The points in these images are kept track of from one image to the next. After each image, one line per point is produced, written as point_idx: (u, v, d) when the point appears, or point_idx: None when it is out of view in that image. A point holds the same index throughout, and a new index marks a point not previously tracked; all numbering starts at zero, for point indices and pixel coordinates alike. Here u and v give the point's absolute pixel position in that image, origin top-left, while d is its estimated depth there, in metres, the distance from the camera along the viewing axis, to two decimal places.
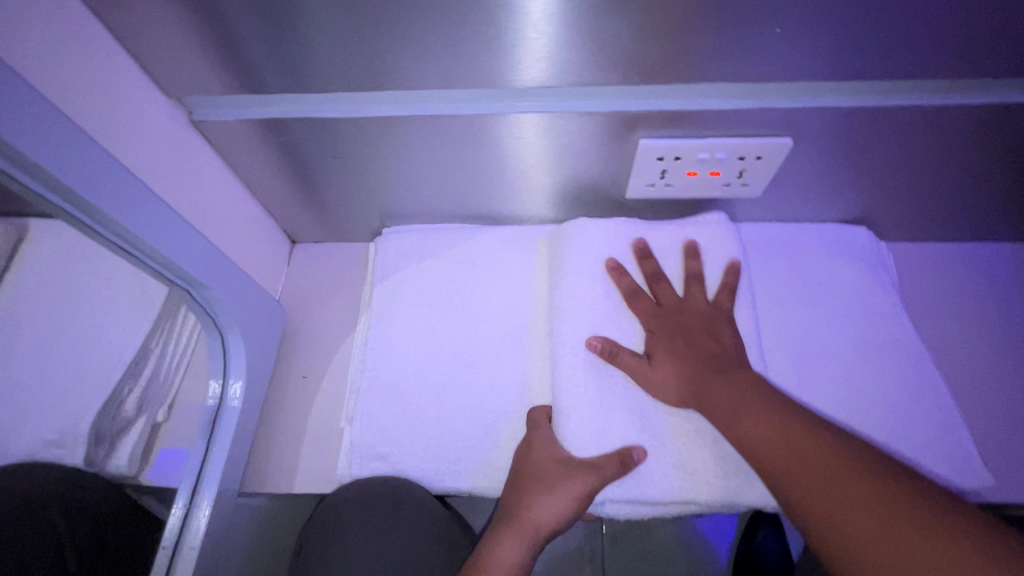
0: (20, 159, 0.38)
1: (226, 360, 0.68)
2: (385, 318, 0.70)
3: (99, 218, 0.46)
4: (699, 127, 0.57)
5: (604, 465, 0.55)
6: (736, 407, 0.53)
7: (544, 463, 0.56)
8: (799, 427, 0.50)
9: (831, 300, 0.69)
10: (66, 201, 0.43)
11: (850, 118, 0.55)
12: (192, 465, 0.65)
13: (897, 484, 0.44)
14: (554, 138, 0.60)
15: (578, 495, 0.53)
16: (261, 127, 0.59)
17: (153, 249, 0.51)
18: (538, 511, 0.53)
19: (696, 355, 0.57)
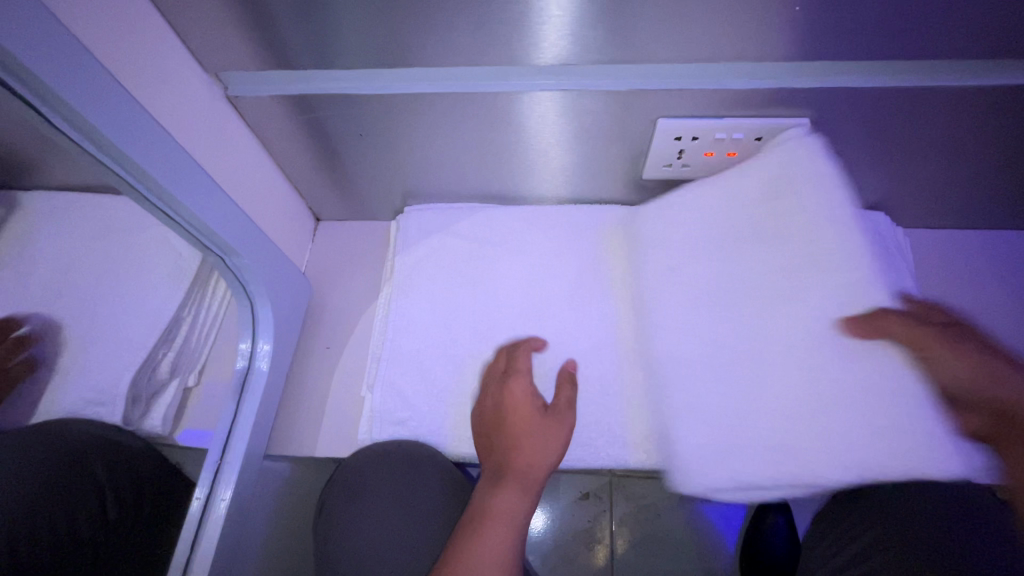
0: (74, 117, 0.41)
1: (254, 324, 0.72)
2: (405, 292, 0.72)
3: (146, 183, 0.49)
4: (718, 107, 0.58)
5: (562, 409, 0.60)
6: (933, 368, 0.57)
7: (520, 410, 0.59)
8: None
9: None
10: (117, 165, 0.46)
11: (868, 99, 0.55)
12: (222, 426, 0.69)
13: None
14: (574, 117, 0.61)
15: (552, 437, 0.58)
16: (294, 103, 0.62)
17: (192, 214, 0.54)
18: (526, 456, 0.56)
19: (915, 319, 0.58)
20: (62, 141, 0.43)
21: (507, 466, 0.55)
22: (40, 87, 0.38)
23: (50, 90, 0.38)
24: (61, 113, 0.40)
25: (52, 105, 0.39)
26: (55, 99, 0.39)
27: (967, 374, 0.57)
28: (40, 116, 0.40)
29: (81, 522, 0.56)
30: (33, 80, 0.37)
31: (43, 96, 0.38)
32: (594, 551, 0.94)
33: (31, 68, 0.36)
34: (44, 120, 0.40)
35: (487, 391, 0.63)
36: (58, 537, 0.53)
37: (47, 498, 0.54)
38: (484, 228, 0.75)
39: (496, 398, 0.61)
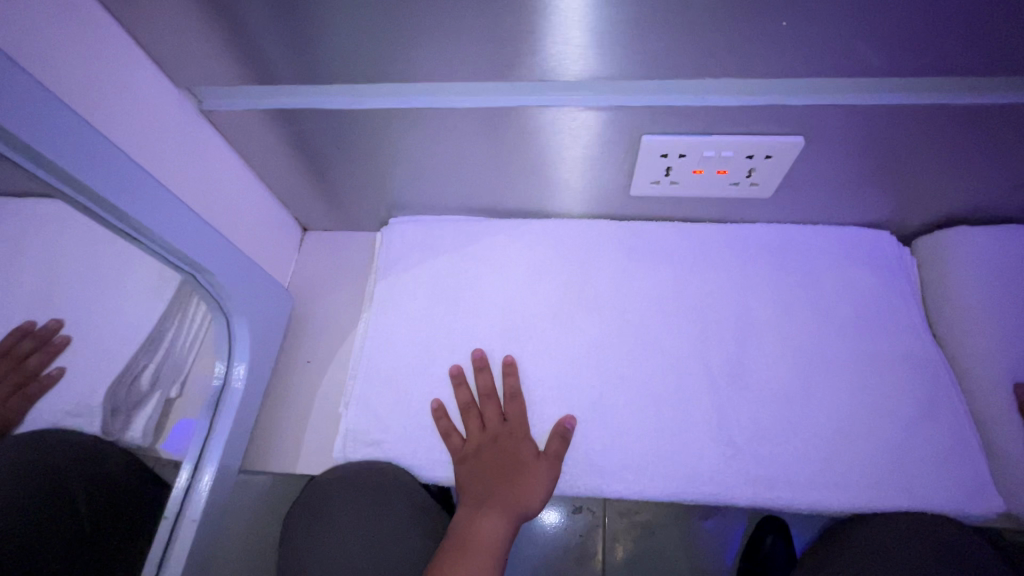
0: (23, 148, 0.39)
1: (231, 343, 0.71)
2: (385, 308, 0.71)
3: (104, 206, 0.48)
4: (704, 123, 0.55)
5: (552, 446, 0.61)
6: None
7: (510, 442, 0.61)
8: None
9: (840, 307, 0.67)
10: (72, 190, 0.45)
11: (866, 117, 0.52)
12: (194, 446, 0.69)
13: None
14: (551, 132, 0.59)
15: (543, 476, 0.59)
16: (266, 117, 0.60)
17: (156, 236, 0.53)
18: (516, 492, 0.59)
19: None
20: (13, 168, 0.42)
21: (490, 497, 0.59)
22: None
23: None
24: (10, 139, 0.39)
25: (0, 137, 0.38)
26: (1, 132, 0.38)
27: None
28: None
29: (60, 536, 0.56)
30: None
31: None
32: (586, 568, 0.92)
33: None
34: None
35: (467, 413, 0.63)
36: (40, 548, 0.53)
37: (31, 508, 0.54)
38: (467, 242, 0.74)
39: (486, 423, 0.63)
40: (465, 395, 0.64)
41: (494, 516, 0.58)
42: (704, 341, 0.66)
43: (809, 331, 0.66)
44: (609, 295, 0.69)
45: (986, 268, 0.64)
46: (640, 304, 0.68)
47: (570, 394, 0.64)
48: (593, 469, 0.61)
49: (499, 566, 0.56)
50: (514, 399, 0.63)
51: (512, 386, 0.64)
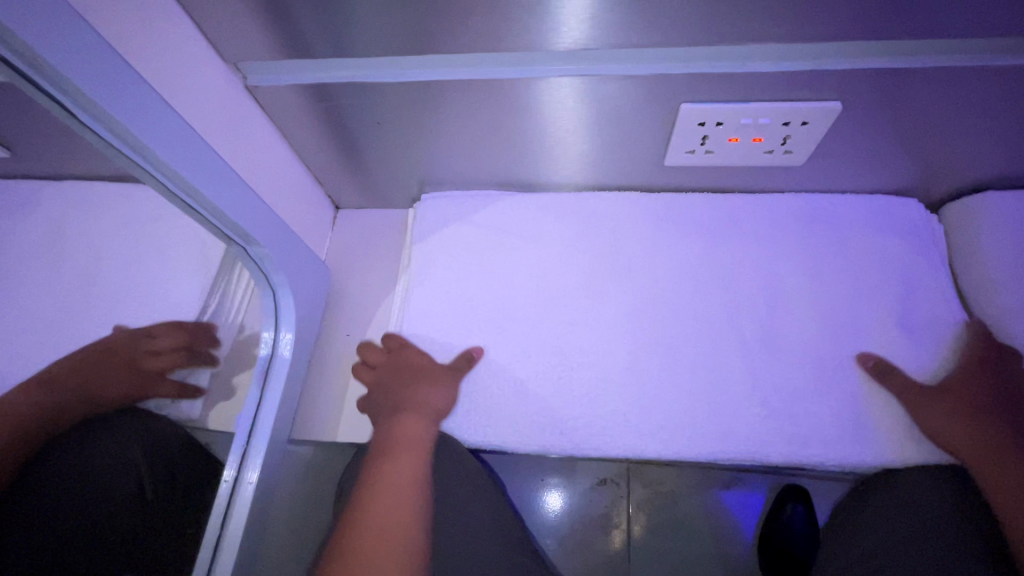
0: (98, 113, 0.41)
1: (276, 314, 0.73)
2: (422, 281, 0.72)
3: (165, 172, 0.49)
4: (743, 90, 0.56)
5: (456, 363, 0.67)
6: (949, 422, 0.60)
7: (404, 364, 0.67)
8: (955, 428, 0.60)
9: (869, 273, 0.68)
10: (137, 156, 0.47)
11: (905, 80, 0.53)
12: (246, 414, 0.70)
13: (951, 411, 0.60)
14: (589, 102, 0.60)
15: (405, 390, 0.66)
16: (308, 92, 0.61)
17: (210, 203, 0.54)
18: (428, 402, 0.65)
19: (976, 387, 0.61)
20: (86, 134, 0.44)
21: (405, 413, 0.64)
22: (64, 83, 0.38)
23: (73, 85, 0.39)
24: (83, 107, 0.41)
25: (78, 102, 0.40)
26: (79, 95, 0.40)
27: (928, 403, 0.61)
28: (68, 112, 0.41)
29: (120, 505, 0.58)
30: (56, 75, 0.38)
31: (64, 90, 0.39)
32: (611, 535, 0.94)
33: (52, 63, 0.37)
34: (71, 115, 0.41)
35: (394, 342, 0.69)
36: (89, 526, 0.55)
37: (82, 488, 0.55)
38: (500, 216, 0.75)
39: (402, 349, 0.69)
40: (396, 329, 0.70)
41: (411, 425, 0.63)
42: (736, 308, 0.68)
43: (840, 296, 0.68)
44: (641, 265, 0.70)
45: (1015, 231, 0.65)
46: (672, 273, 0.70)
47: (607, 360, 0.66)
48: (631, 431, 0.63)
49: (426, 464, 0.62)
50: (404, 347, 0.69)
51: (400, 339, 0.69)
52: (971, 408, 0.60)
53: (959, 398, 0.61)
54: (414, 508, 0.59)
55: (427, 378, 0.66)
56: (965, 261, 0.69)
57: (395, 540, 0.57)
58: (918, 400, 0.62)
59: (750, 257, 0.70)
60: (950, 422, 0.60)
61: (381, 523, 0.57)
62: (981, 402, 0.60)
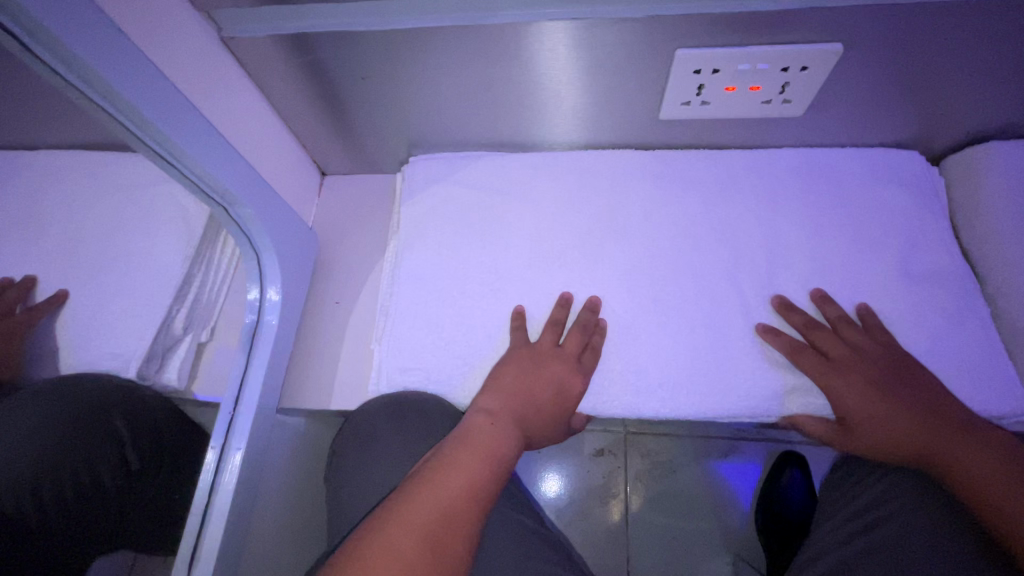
0: (62, 51, 0.38)
1: (261, 277, 0.69)
2: (413, 244, 0.70)
3: (139, 124, 0.46)
4: (744, 32, 0.53)
5: (585, 321, 0.63)
6: (863, 409, 0.58)
7: (564, 372, 0.60)
8: (878, 412, 0.58)
9: (870, 227, 0.67)
10: (107, 105, 0.44)
11: (912, 18, 0.50)
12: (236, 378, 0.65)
13: (866, 395, 0.58)
14: (583, 50, 0.57)
15: (540, 391, 0.59)
16: (288, 44, 0.58)
17: (190, 159, 0.52)
18: (530, 414, 0.58)
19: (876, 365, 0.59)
20: (45, 76, 0.40)
21: (512, 423, 0.56)
22: (21, 14, 0.35)
23: (30, 17, 0.35)
24: (46, 45, 0.38)
25: (38, 38, 0.37)
26: (39, 30, 0.36)
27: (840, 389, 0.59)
28: (27, 48, 0.37)
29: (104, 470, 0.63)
30: (11, 5, 0.34)
31: (22, 23, 0.36)
32: (609, 508, 0.94)
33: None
34: (31, 53, 0.38)
35: (549, 329, 0.63)
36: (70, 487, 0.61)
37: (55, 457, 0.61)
38: (491, 178, 0.73)
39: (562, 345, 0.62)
40: (558, 312, 0.64)
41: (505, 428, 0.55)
42: (736, 266, 0.66)
43: (840, 252, 0.66)
44: (637, 224, 0.69)
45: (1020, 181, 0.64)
46: (669, 231, 0.68)
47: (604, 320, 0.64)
48: (629, 390, 0.62)
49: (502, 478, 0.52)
50: (582, 330, 0.63)
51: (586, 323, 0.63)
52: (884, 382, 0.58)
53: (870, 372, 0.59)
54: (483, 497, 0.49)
55: (563, 381, 0.60)
56: (968, 212, 0.68)
57: (442, 532, 0.44)
58: (829, 377, 0.59)
59: (749, 213, 0.68)
60: (876, 400, 0.58)
61: (446, 490, 0.47)
62: (900, 379, 0.58)
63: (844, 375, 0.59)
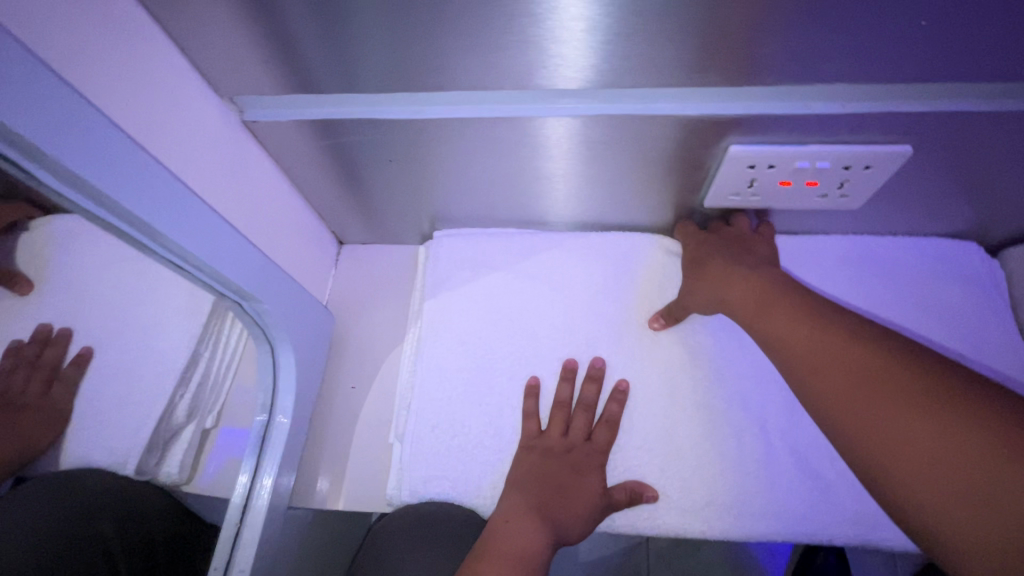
0: (60, 170, 0.34)
1: (275, 372, 0.68)
2: (436, 332, 0.66)
3: (146, 231, 0.42)
4: (804, 133, 0.49)
5: (611, 413, 0.59)
6: (702, 267, 0.59)
7: (579, 467, 0.57)
8: (752, 285, 0.53)
9: (916, 331, 0.65)
10: (113, 216, 0.40)
11: (990, 124, 0.46)
12: (236, 496, 0.63)
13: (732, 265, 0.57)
14: (623, 143, 0.53)
15: (568, 481, 0.56)
16: (312, 128, 0.55)
17: (202, 261, 0.48)
18: (560, 510, 0.53)
19: (728, 242, 0.60)
20: (42, 193, 0.36)
21: (538, 514, 0.52)
22: (18, 140, 0.31)
23: (26, 141, 0.31)
24: (48, 167, 0.34)
25: (36, 158, 0.33)
26: (36, 152, 0.32)
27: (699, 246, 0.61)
28: (23, 170, 0.34)
29: None
30: (6, 132, 0.30)
31: (21, 147, 0.32)
32: None
33: (9, 123, 0.30)
34: (23, 173, 0.34)
35: (559, 410, 0.60)
36: None
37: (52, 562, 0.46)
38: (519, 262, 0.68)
39: (571, 431, 0.59)
40: (586, 391, 0.60)
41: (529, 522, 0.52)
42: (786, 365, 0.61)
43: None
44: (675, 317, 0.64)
45: None
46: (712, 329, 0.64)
47: (642, 424, 0.60)
48: (673, 508, 0.57)
49: None
50: (604, 423, 0.59)
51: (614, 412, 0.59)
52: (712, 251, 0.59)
53: (721, 262, 0.58)
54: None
55: (586, 480, 0.56)
56: None
57: None
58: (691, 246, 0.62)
59: None
60: (705, 261, 0.59)
61: None
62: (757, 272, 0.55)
63: (700, 241, 0.61)
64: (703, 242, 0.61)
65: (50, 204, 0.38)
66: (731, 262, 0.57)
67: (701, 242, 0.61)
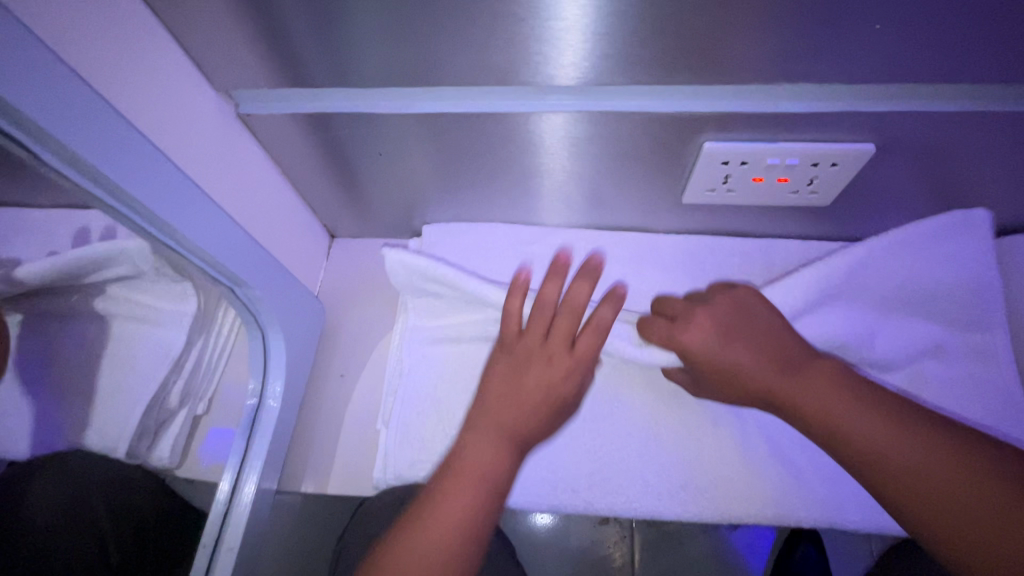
0: (61, 149, 0.36)
1: (265, 358, 0.66)
2: (423, 323, 0.68)
3: (143, 215, 0.44)
4: (774, 131, 0.52)
5: (576, 296, 0.54)
6: (731, 356, 0.53)
7: (545, 319, 0.55)
8: (812, 385, 0.49)
9: (917, 322, 0.65)
10: (112, 199, 0.42)
11: (947, 124, 0.49)
12: (219, 495, 0.62)
13: (779, 357, 0.51)
14: (603, 138, 0.55)
15: (536, 387, 0.52)
16: (304, 121, 0.57)
17: (197, 246, 0.49)
18: (516, 422, 0.51)
19: (753, 326, 0.54)
20: (45, 173, 0.38)
21: (500, 436, 0.50)
22: (24, 121, 0.33)
23: (31, 122, 0.33)
24: (51, 148, 0.36)
25: (40, 140, 0.35)
26: (37, 130, 0.34)
27: (713, 341, 0.53)
28: (27, 150, 0.36)
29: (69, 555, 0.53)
30: (12, 112, 0.32)
31: (26, 128, 0.34)
32: None
33: (17, 104, 0.32)
34: (28, 152, 0.36)
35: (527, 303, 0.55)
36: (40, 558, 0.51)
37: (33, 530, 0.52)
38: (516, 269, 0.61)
39: (540, 309, 0.55)
40: (551, 290, 0.55)
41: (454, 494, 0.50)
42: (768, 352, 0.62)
43: (886, 348, 0.64)
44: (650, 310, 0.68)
45: None
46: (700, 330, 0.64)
47: (624, 411, 0.62)
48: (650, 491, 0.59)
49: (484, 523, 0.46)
50: (572, 315, 0.54)
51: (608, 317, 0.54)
52: (746, 345, 0.53)
53: (746, 345, 0.53)
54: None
55: (554, 326, 0.54)
56: None
57: None
58: (684, 328, 0.56)
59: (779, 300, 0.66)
60: (740, 348, 0.53)
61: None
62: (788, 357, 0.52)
63: (703, 320, 0.55)
64: (720, 315, 0.55)
65: (52, 184, 0.40)
66: (766, 352, 0.52)
67: (721, 320, 0.55)
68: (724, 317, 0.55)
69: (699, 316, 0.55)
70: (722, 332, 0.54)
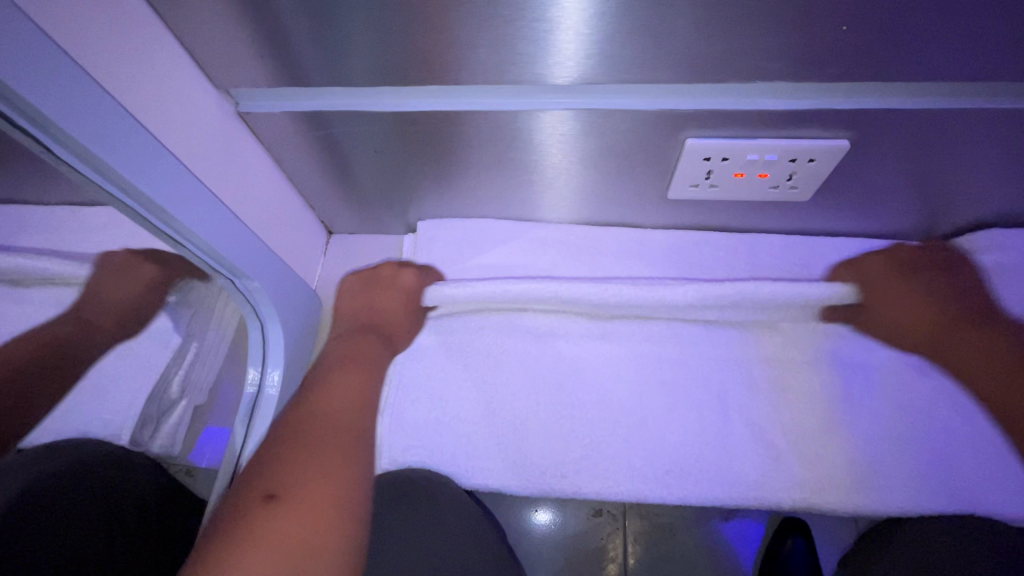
0: (69, 142, 0.38)
1: (264, 349, 0.69)
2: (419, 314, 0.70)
3: (148, 207, 0.46)
4: (753, 127, 0.54)
5: (388, 274, 0.70)
6: (870, 290, 0.65)
7: (383, 296, 0.69)
8: (931, 309, 0.65)
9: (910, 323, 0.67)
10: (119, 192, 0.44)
11: (917, 120, 0.51)
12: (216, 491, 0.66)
13: (941, 305, 0.65)
14: (590, 135, 0.58)
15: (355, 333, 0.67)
16: (302, 119, 0.59)
17: (198, 237, 0.51)
18: (371, 363, 0.64)
19: (937, 287, 0.66)
20: (56, 166, 0.41)
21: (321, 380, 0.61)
22: (35, 113, 0.35)
23: (41, 114, 0.35)
24: (60, 142, 0.38)
25: (50, 133, 0.37)
26: (52, 125, 0.36)
27: (869, 279, 0.67)
28: (39, 143, 0.38)
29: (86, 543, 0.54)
30: (23, 104, 0.34)
31: (37, 121, 0.36)
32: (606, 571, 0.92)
33: (27, 97, 0.34)
34: (39, 146, 0.38)
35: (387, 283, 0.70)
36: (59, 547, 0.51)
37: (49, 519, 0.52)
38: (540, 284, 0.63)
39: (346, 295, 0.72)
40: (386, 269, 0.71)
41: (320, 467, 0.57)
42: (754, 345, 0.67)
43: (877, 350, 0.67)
44: None
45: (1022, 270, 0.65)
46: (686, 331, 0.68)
47: (608, 399, 0.65)
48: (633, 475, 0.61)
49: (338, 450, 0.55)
50: (387, 288, 0.69)
51: (411, 283, 0.68)
52: (923, 306, 0.65)
53: (925, 301, 0.65)
54: (334, 510, 0.49)
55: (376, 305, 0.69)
56: None
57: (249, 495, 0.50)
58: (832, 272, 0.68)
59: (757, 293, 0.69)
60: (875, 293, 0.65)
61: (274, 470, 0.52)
62: (953, 320, 0.64)
63: (855, 267, 0.69)
64: (908, 267, 0.67)
65: (62, 176, 0.42)
66: (930, 295, 0.65)
67: (897, 271, 0.67)
68: (888, 272, 0.67)
69: (879, 276, 0.67)
70: (888, 272, 0.67)
